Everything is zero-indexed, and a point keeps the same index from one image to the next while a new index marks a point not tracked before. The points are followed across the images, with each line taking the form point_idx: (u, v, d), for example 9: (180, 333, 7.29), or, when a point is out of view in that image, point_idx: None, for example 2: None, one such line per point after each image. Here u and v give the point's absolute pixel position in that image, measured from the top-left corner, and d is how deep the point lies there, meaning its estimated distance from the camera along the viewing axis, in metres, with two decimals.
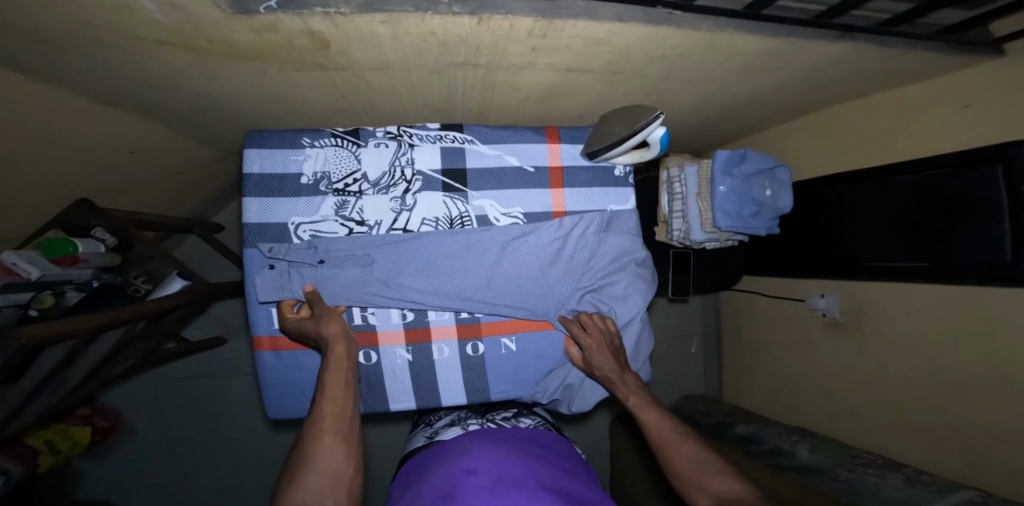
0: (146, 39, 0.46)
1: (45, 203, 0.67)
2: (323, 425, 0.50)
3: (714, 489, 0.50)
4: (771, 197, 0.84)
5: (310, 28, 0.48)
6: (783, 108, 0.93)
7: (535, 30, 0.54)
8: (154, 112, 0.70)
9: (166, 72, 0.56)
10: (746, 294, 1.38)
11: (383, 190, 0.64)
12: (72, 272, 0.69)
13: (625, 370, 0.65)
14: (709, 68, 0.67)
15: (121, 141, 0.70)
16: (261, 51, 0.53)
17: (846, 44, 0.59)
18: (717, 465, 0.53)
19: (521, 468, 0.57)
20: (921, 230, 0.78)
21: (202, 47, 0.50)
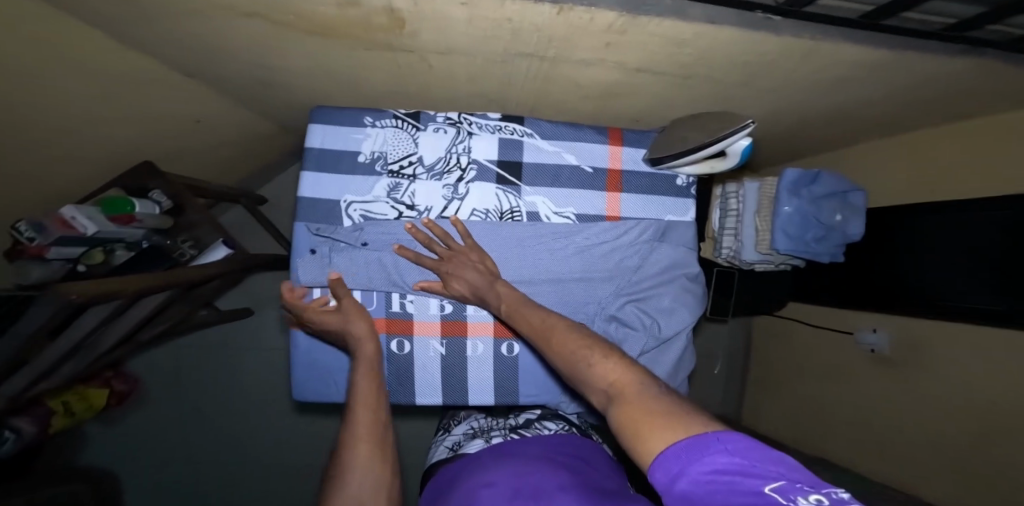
0: (228, 8, 0.45)
1: (108, 164, 0.68)
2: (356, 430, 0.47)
3: (598, 379, 0.36)
4: (841, 222, 0.79)
5: (390, 5, 0.47)
6: (854, 128, 0.87)
7: (615, 24, 0.51)
8: (219, 82, 0.70)
9: (239, 44, 0.56)
10: (785, 321, 1.31)
11: (437, 176, 0.62)
12: (127, 231, 0.70)
13: (495, 280, 0.55)
14: (791, 79, 0.63)
15: (183, 109, 0.71)
16: (336, 27, 0.52)
17: (955, 61, 0.54)
18: (605, 351, 0.38)
19: (541, 474, 0.54)
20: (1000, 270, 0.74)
21: (280, 20, 0.49)
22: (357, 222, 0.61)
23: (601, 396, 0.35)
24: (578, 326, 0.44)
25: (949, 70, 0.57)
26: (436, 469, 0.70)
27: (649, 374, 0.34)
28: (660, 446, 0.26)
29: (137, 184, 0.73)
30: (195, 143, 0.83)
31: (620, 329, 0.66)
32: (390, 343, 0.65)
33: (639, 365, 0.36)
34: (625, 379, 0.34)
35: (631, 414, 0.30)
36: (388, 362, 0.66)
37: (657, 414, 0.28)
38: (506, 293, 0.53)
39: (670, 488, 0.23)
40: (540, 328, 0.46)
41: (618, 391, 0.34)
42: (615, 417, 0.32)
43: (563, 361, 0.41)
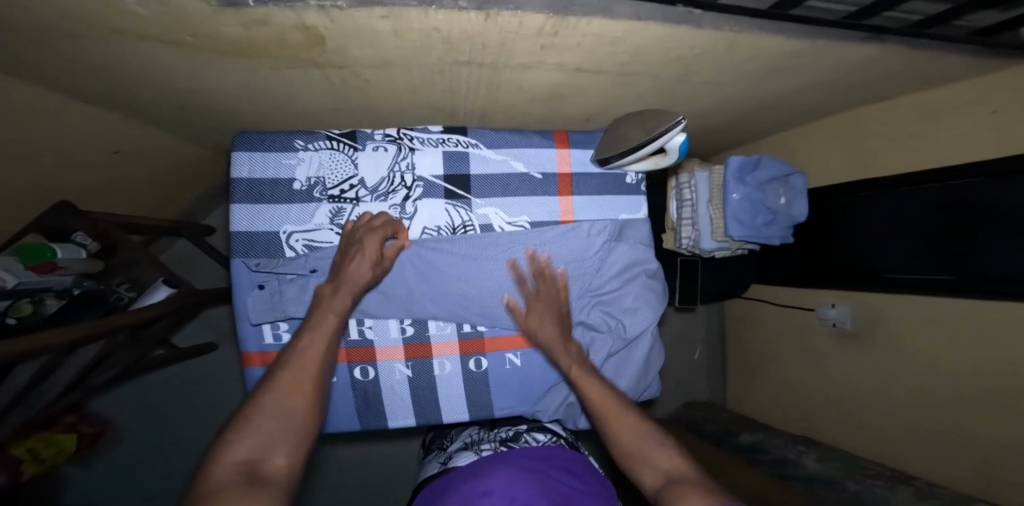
0: (123, 32, 0.42)
1: (21, 207, 0.63)
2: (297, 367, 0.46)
3: (656, 466, 0.50)
4: (786, 205, 0.81)
5: (303, 22, 0.44)
6: (797, 112, 0.90)
7: (545, 27, 0.50)
8: (139, 109, 0.66)
9: (151, 67, 0.52)
10: (754, 303, 1.35)
11: (381, 197, 0.60)
12: (51, 279, 0.64)
13: (569, 340, 0.60)
14: (726, 70, 0.64)
15: (101, 141, 0.66)
16: (250, 47, 0.49)
17: (875, 45, 0.56)
18: (665, 439, 0.52)
19: (536, 491, 0.54)
20: (946, 241, 0.78)
21: (187, 42, 0.46)
22: (301, 252, 0.59)
23: (658, 476, 0.49)
24: (638, 411, 0.55)
25: (872, 54, 0.59)
26: (425, 485, 0.69)
27: (698, 468, 0.50)
28: None
29: (55, 225, 0.68)
30: (122, 174, 0.78)
31: (585, 333, 0.67)
32: (354, 371, 0.63)
33: (689, 458, 0.51)
34: (683, 470, 0.49)
35: (684, 494, 0.44)
36: (353, 390, 0.64)
37: (705, 499, 0.43)
38: (578, 359, 0.58)
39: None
40: (603, 404, 0.55)
41: (679, 476, 0.48)
42: (676, 492, 0.45)
43: (623, 444, 0.52)
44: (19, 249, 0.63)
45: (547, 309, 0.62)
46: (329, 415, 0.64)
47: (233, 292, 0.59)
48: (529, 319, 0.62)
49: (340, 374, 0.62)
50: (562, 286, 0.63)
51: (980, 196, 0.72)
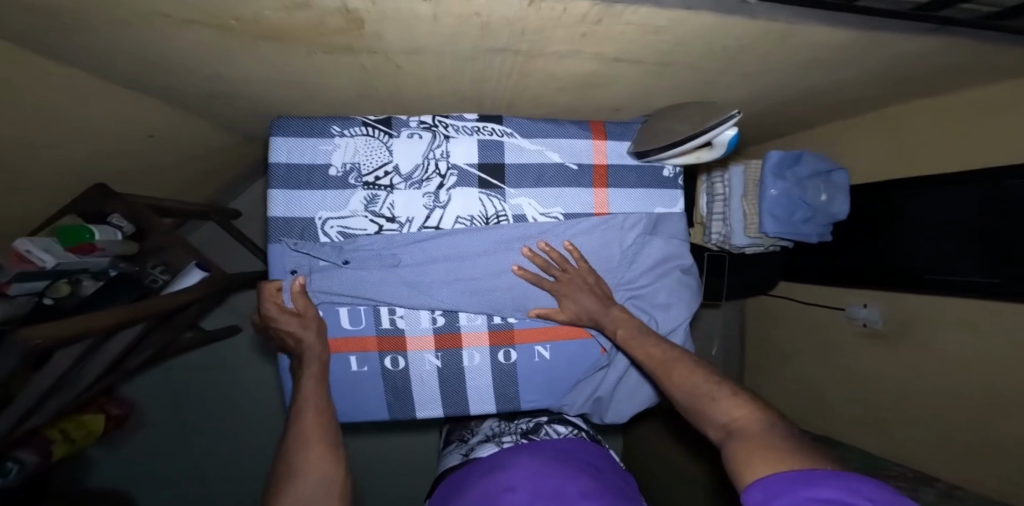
0: (169, 16, 0.41)
1: (59, 191, 0.64)
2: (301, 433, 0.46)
3: (717, 420, 0.45)
4: (825, 201, 0.79)
5: (344, 5, 0.43)
6: (837, 105, 0.86)
7: (589, 14, 0.48)
8: (170, 95, 0.65)
9: (190, 52, 0.51)
10: (776, 301, 1.33)
11: (415, 185, 0.59)
12: (90, 261, 0.66)
13: (613, 305, 0.60)
14: (771, 61, 0.61)
15: (135, 124, 0.66)
16: (287, 31, 0.48)
17: (937, 37, 0.53)
18: (727, 390, 0.47)
19: (559, 479, 0.55)
20: (995, 245, 0.74)
21: (228, 26, 0.45)
22: (335, 240, 0.58)
23: (720, 430, 0.44)
24: (697, 365, 0.51)
25: (930, 47, 0.56)
26: (449, 475, 0.70)
27: (773, 419, 0.43)
28: (761, 486, 0.34)
29: (93, 209, 0.69)
30: (152, 161, 0.79)
31: None
32: (384, 360, 0.63)
33: (761, 408, 0.44)
34: (747, 421, 0.43)
35: (744, 450, 0.39)
36: (384, 379, 0.64)
37: (766, 456, 0.37)
38: (626, 321, 0.58)
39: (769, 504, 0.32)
40: (655, 362, 0.54)
41: (740, 429, 0.42)
42: (735, 448, 0.41)
43: (681, 399, 0.49)
44: (60, 231, 0.62)
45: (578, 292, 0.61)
46: (358, 403, 0.65)
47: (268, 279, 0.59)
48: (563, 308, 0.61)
49: (370, 363, 0.63)
50: (580, 264, 0.60)
51: None
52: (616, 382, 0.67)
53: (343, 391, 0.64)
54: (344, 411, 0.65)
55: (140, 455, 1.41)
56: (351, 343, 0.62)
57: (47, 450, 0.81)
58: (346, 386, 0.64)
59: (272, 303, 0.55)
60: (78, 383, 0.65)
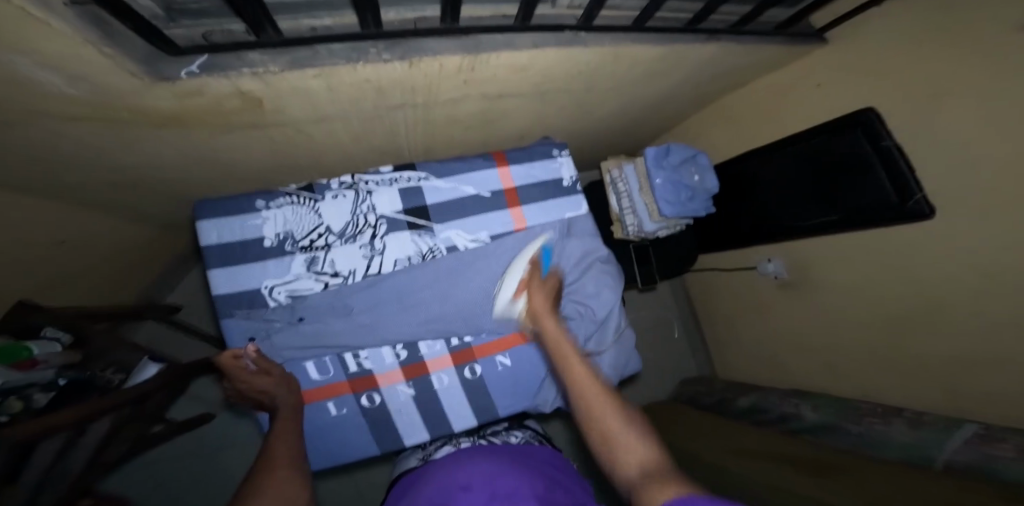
0: (56, 114, 0.45)
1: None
2: (277, 459, 0.48)
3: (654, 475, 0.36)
4: (700, 181, 0.94)
5: (239, 89, 0.49)
6: (694, 102, 1.05)
7: (463, 65, 0.59)
8: (73, 191, 0.66)
9: (86, 145, 0.54)
10: (706, 272, 1.50)
11: (350, 239, 0.65)
12: (36, 374, 0.67)
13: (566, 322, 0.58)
14: (619, 78, 0.76)
15: (35, 228, 0.65)
16: (187, 118, 0.53)
17: (713, 47, 0.70)
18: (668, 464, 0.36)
19: (515, 480, 0.60)
20: (827, 188, 0.91)
21: (118, 118, 0.49)
22: (286, 303, 0.62)
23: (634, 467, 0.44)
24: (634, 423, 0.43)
25: (718, 54, 0.74)
26: (406, 475, 0.75)
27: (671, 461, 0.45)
28: None
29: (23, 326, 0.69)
30: (63, 267, 0.77)
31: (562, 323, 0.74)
32: (360, 399, 0.68)
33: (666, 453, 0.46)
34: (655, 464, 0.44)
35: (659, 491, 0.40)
36: (364, 416, 0.69)
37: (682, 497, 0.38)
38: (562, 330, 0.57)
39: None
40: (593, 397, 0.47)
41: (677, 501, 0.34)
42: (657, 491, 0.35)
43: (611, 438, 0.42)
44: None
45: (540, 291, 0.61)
46: (348, 446, 0.69)
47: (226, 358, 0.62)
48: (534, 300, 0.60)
49: (348, 404, 0.68)
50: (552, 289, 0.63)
51: (835, 146, 0.87)
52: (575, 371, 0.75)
53: (323, 434, 0.68)
54: (329, 455, 0.69)
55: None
56: (325, 390, 0.67)
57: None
58: (330, 431, 0.68)
59: (240, 365, 0.58)
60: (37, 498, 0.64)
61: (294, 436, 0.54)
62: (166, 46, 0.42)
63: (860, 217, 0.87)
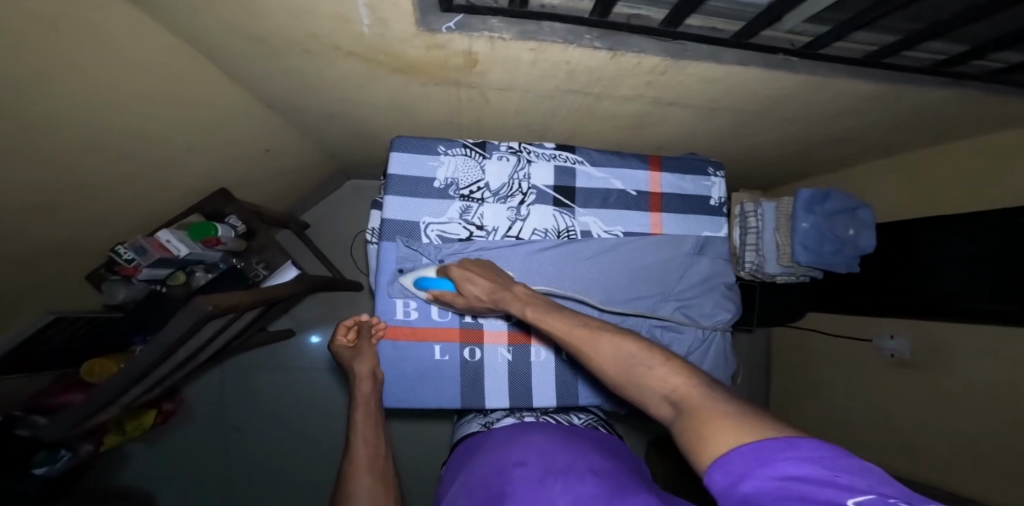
0: (338, 48, 0.55)
1: (191, 181, 0.77)
2: (360, 464, 0.63)
3: (683, 429, 0.39)
4: (853, 235, 0.87)
5: (470, 48, 0.56)
6: (857, 151, 0.97)
7: (658, 66, 0.61)
8: (292, 110, 0.80)
9: (330, 77, 0.64)
10: (805, 332, 1.39)
11: (502, 200, 0.70)
12: (208, 252, 0.83)
13: (512, 285, 0.62)
14: (800, 110, 0.73)
15: (257, 130, 0.79)
16: (416, 66, 0.61)
17: (942, 91, 0.64)
18: (692, 411, 0.39)
19: (569, 455, 0.62)
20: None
21: (373, 58, 0.58)
22: (434, 241, 0.68)
23: (663, 404, 0.44)
24: (642, 353, 0.48)
25: (937, 99, 0.67)
26: (467, 440, 0.77)
27: (709, 383, 0.43)
28: (726, 470, 0.32)
29: (213, 209, 0.85)
30: (256, 169, 0.93)
31: (665, 333, 0.72)
32: (463, 351, 0.70)
33: (701, 376, 0.44)
34: (686, 390, 0.42)
35: (693, 420, 0.38)
36: (462, 369, 0.71)
37: (720, 422, 0.36)
38: (520, 296, 0.61)
39: (734, 487, 0.31)
40: (575, 339, 0.53)
41: (681, 402, 0.42)
42: (682, 423, 0.39)
43: (614, 379, 0.49)
44: (191, 227, 0.79)
45: (479, 275, 0.62)
46: (436, 392, 0.70)
47: (377, 292, 0.69)
48: (468, 284, 0.62)
49: (452, 353, 0.70)
50: (475, 268, 0.62)
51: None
52: None
53: (421, 376, 0.70)
54: (413, 401, 0.70)
55: (186, 445, 1.48)
56: (437, 333, 0.70)
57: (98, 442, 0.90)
58: (425, 374, 0.70)
59: (339, 338, 0.70)
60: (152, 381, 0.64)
61: (371, 432, 0.66)
62: (446, 3, 0.48)
63: None
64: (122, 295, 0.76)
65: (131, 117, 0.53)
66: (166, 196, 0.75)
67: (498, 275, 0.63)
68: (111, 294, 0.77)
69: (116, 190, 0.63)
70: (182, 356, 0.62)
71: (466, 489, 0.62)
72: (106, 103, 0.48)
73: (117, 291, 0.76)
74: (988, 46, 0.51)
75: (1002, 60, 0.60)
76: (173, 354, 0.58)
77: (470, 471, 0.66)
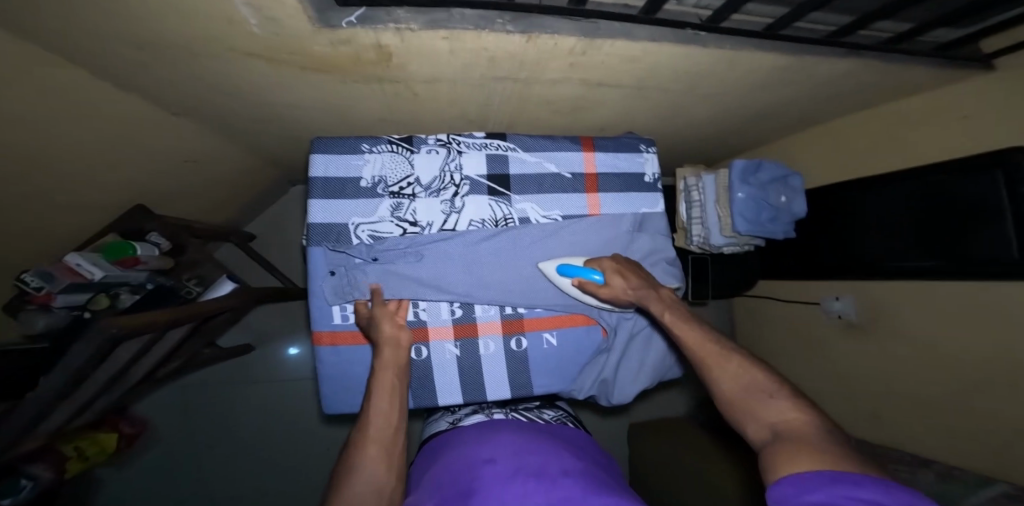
0: (236, 49, 0.52)
1: (102, 201, 0.72)
2: (373, 433, 0.56)
3: (770, 453, 0.43)
4: (786, 202, 0.90)
5: (379, 41, 0.55)
6: (790, 121, 1.01)
7: (576, 48, 0.60)
8: (211, 117, 0.76)
9: (242, 81, 0.61)
10: (763, 299, 1.44)
11: (434, 193, 0.69)
12: (129, 274, 0.79)
13: (661, 291, 0.64)
14: (725, 84, 0.74)
15: (174, 142, 0.75)
16: (327, 63, 0.59)
17: (851, 60, 0.66)
18: (787, 440, 0.43)
19: (543, 457, 0.62)
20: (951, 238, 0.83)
21: (279, 58, 0.56)
22: (366, 242, 0.66)
23: (764, 429, 0.46)
24: (761, 381, 0.50)
25: (850, 68, 0.70)
26: (435, 437, 0.76)
27: (829, 427, 0.44)
28: (798, 481, 0.37)
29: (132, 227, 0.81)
30: (183, 183, 0.88)
31: (615, 315, 0.75)
32: (408, 351, 0.69)
33: (820, 417, 0.45)
34: (797, 425, 0.44)
35: (790, 447, 0.41)
36: (409, 369, 0.69)
37: (825, 455, 0.39)
38: (666, 305, 0.62)
39: (797, 496, 0.35)
40: (699, 347, 0.56)
41: (784, 430, 0.44)
42: (779, 446, 0.42)
43: (722, 394, 0.51)
44: (106, 247, 0.75)
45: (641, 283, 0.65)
46: None
47: (310, 298, 0.67)
48: (615, 281, 0.65)
49: None
50: (622, 271, 0.66)
51: (962, 190, 0.80)
52: (617, 363, 0.76)
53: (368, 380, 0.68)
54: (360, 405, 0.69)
55: (155, 478, 1.42)
56: None
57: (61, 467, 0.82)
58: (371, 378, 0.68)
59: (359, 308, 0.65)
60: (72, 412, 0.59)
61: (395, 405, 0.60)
62: None
63: (992, 270, 0.78)
64: (41, 325, 0.68)
65: (12, 139, 0.49)
66: (74, 220, 0.70)
67: (653, 284, 0.65)
68: (31, 324, 0.69)
69: (10, 221, 0.58)
70: (101, 383, 0.58)
71: (435, 481, 0.62)
72: None
73: (34, 321, 0.68)
74: (868, 16, 0.54)
75: (886, 28, 0.64)
76: (88, 381, 0.55)
77: (439, 466, 0.65)
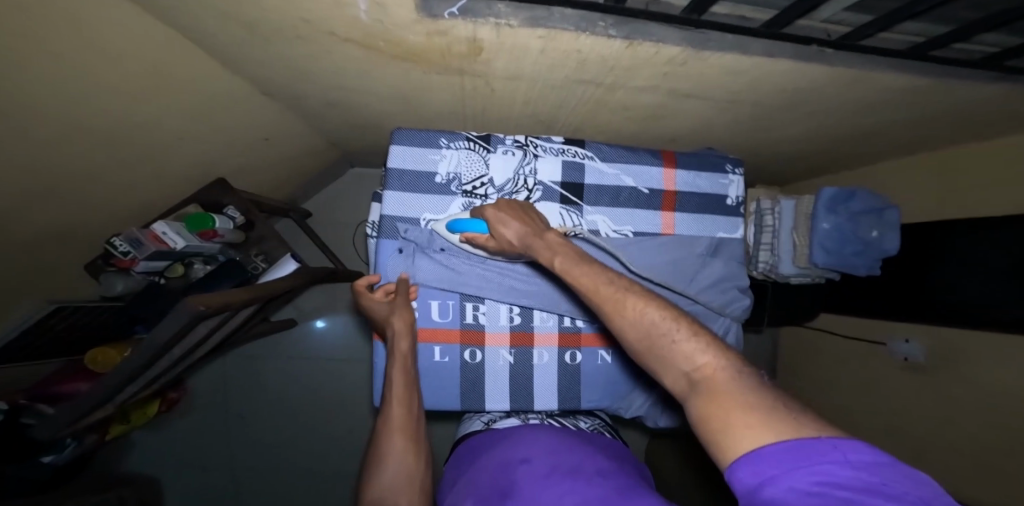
0: (332, 34, 0.51)
1: (184, 171, 0.75)
2: (394, 426, 0.66)
3: (698, 417, 0.36)
4: (877, 237, 0.83)
5: (474, 35, 0.52)
6: (884, 147, 0.92)
7: (678, 57, 0.55)
8: (289, 98, 0.76)
9: (328, 65, 0.61)
10: (816, 331, 1.36)
11: (506, 196, 0.67)
12: (207, 245, 0.83)
13: (544, 230, 0.55)
14: (829, 104, 0.68)
15: (252, 119, 0.76)
16: (417, 54, 0.57)
17: (991, 85, 0.59)
18: (705, 396, 0.36)
19: (577, 455, 0.62)
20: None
21: (374, 46, 0.55)
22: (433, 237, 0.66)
23: (680, 379, 0.39)
24: (669, 318, 0.42)
25: (984, 94, 0.62)
26: (471, 437, 0.74)
27: (743, 366, 0.37)
28: (746, 468, 0.30)
29: (211, 200, 0.84)
30: (255, 159, 0.91)
31: None
32: (464, 352, 0.68)
33: (729, 353, 0.38)
34: (714, 369, 0.37)
35: (714, 409, 0.35)
36: (462, 371, 0.69)
37: (749, 416, 0.32)
38: (557, 244, 0.53)
39: (759, 489, 0.29)
40: (594, 291, 0.47)
41: (702, 381, 0.37)
42: (701, 406, 0.36)
43: (631, 348, 0.43)
44: (188, 218, 0.78)
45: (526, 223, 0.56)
46: (435, 394, 0.69)
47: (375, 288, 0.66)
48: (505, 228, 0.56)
49: (452, 354, 0.68)
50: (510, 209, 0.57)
51: None
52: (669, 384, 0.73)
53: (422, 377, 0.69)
54: None
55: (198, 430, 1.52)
56: (436, 333, 0.68)
57: (106, 431, 0.92)
58: (425, 375, 0.68)
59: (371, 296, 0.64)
60: (150, 378, 0.63)
61: (411, 401, 0.65)
62: None
63: None
64: (121, 288, 0.73)
65: (114, 107, 0.50)
66: (159, 186, 0.73)
67: (537, 222, 0.57)
68: (110, 285, 0.73)
69: (104, 181, 0.60)
70: (178, 354, 0.61)
71: (475, 485, 0.62)
72: (82, 91, 0.45)
73: (114, 283, 0.73)
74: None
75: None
76: (165, 355, 0.58)
77: (476, 469, 0.65)
